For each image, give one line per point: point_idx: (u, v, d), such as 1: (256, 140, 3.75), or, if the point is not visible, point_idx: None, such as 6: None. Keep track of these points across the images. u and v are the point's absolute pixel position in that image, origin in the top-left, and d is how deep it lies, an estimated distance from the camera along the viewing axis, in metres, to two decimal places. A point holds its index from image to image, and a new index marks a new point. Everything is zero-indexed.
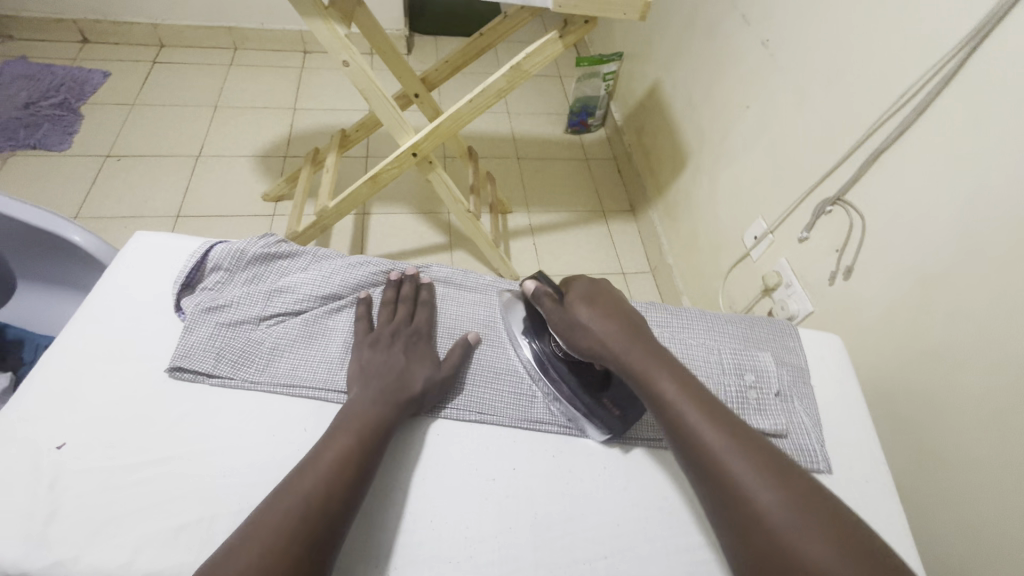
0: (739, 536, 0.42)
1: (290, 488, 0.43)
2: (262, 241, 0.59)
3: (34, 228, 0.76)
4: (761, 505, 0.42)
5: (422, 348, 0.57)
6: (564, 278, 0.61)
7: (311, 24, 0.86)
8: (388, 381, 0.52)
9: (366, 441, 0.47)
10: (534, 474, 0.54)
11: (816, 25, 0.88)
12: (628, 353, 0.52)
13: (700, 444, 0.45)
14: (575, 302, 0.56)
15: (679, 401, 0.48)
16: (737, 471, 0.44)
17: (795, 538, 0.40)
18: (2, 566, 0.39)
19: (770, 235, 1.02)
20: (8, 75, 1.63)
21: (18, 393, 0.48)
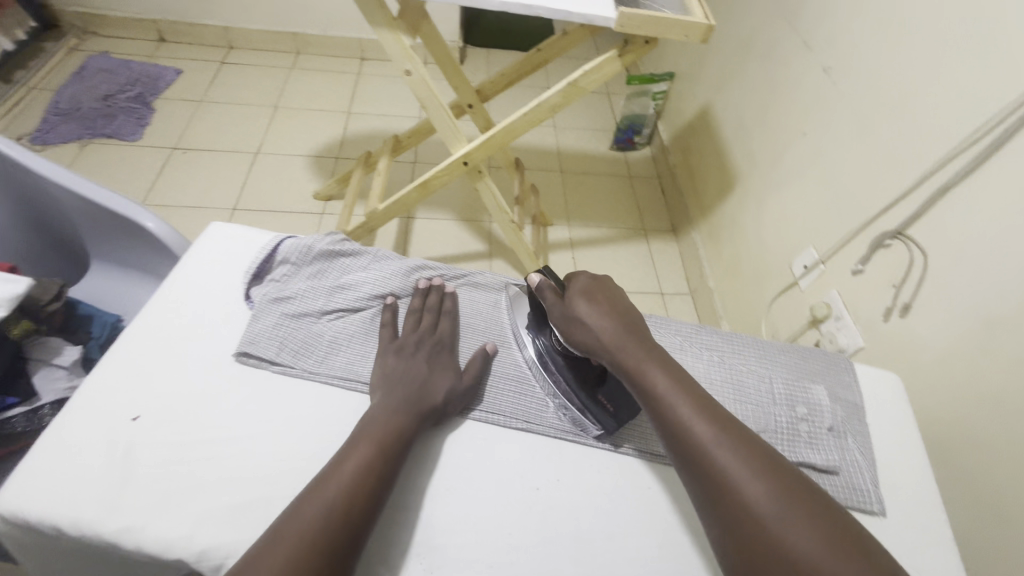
0: (728, 533, 0.40)
1: (311, 498, 0.42)
2: (329, 238, 0.62)
3: (111, 212, 0.82)
4: (753, 503, 0.40)
5: (445, 358, 0.56)
6: (566, 272, 0.59)
7: (379, 33, 0.89)
8: (409, 391, 0.51)
9: (387, 451, 0.47)
10: (579, 487, 0.54)
11: (885, 56, 0.87)
12: (622, 348, 0.50)
13: (691, 439, 0.44)
14: (575, 298, 0.54)
15: (671, 396, 0.46)
16: (729, 469, 0.42)
17: (783, 532, 0.38)
18: (78, 528, 0.41)
19: (821, 265, 0.99)
20: (91, 68, 1.75)
21: (99, 365, 0.51)
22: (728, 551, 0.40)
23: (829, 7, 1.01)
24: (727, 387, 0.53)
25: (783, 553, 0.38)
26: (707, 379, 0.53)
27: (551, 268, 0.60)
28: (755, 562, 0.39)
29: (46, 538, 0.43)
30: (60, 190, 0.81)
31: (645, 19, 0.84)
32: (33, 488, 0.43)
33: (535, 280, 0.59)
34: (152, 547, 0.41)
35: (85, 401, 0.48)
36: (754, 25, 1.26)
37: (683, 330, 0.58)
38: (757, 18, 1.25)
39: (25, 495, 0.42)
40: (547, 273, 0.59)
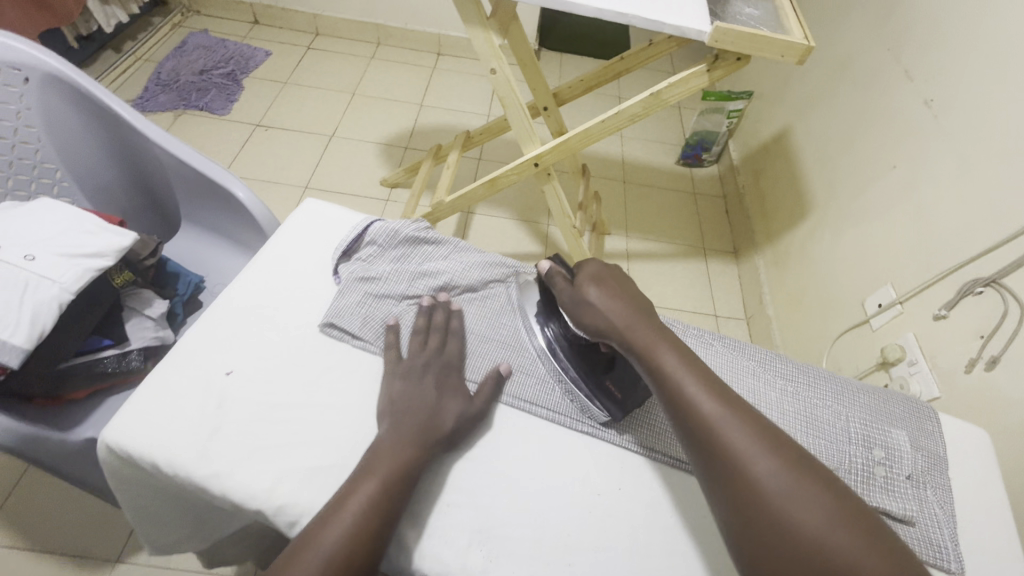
0: (731, 506, 0.40)
1: (315, 543, 0.39)
2: (415, 224, 0.64)
3: (207, 179, 0.88)
4: (761, 483, 0.39)
5: (454, 381, 0.53)
6: (577, 260, 0.58)
7: (471, 31, 0.92)
8: (420, 419, 0.48)
9: (396, 485, 0.44)
10: (642, 496, 0.51)
11: (998, 91, 0.81)
12: (632, 328, 0.49)
13: (696, 414, 0.43)
14: (585, 282, 0.53)
15: (677, 373, 0.45)
16: (739, 449, 0.41)
17: (786, 500, 0.38)
18: (173, 467, 0.45)
19: (898, 305, 0.94)
20: (191, 44, 1.88)
21: (201, 317, 0.54)
22: (732, 523, 0.40)
23: (936, 36, 0.96)
24: (799, 420, 0.50)
25: (788, 525, 0.37)
26: (778, 407, 0.51)
27: (561, 257, 0.60)
28: (759, 532, 0.38)
29: (141, 472, 0.47)
30: (164, 154, 0.87)
31: (740, 35, 0.82)
32: (136, 425, 0.46)
33: (544, 267, 0.58)
34: (236, 494, 0.44)
35: (185, 351, 0.51)
36: (850, 50, 1.21)
37: (756, 355, 0.57)
38: (853, 42, 1.20)
39: (128, 432, 0.45)
40: (557, 262, 0.58)
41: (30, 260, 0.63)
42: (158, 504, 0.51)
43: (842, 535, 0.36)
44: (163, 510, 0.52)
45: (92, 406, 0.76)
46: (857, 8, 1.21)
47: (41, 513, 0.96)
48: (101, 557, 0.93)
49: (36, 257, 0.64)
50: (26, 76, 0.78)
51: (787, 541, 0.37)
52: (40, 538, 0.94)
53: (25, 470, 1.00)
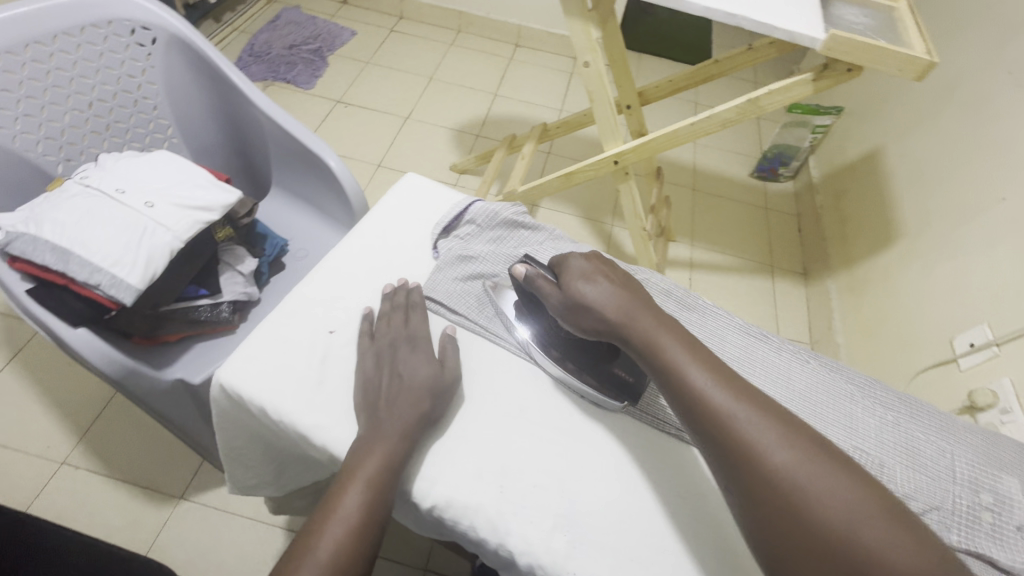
0: (749, 506, 0.37)
1: (307, 554, 0.38)
2: (513, 208, 0.61)
3: (302, 147, 0.91)
4: (781, 478, 0.36)
5: (418, 351, 0.49)
6: (556, 255, 0.52)
7: (570, 22, 0.91)
8: (418, 405, 0.46)
9: (383, 481, 0.41)
10: (685, 476, 0.48)
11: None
12: (632, 319, 0.45)
13: (705, 407, 0.40)
14: (575, 281, 0.47)
15: (684, 364, 0.42)
16: (753, 444, 0.38)
17: (813, 495, 0.35)
18: (275, 413, 0.46)
19: (993, 347, 0.88)
20: (284, 19, 1.95)
21: (309, 275, 0.56)
22: (750, 522, 0.37)
23: None
24: (898, 452, 0.48)
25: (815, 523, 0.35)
26: (877, 437, 0.49)
27: (530, 255, 0.53)
28: (781, 531, 0.35)
29: (242, 412, 0.49)
30: (264, 118, 0.91)
31: (855, 45, 0.78)
32: (248, 370, 0.48)
33: (518, 271, 0.52)
34: (336, 448, 0.45)
35: (293, 305, 0.53)
36: (962, 71, 1.13)
37: (857, 381, 0.53)
38: (967, 62, 1.12)
39: (243, 375, 0.47)
40: (530, 262, 0.52)
41: (150, 207, 0.69)
42: (248, 444, 0.54)
43: (874, 530, 0.34)
44: (251, 451, 0.55)
45: (182, 349, 0.81)
46: (977, 25, 1.12)
47: (119, 443, 1.03)
48: (169, 492, 0.99)
49: (155, 205, 0.69)
50: (154, 36, 0.84)
51: (812, 539, 0.34)
52: (119, 466, 1.01)
53: (109, 401, 1.08)
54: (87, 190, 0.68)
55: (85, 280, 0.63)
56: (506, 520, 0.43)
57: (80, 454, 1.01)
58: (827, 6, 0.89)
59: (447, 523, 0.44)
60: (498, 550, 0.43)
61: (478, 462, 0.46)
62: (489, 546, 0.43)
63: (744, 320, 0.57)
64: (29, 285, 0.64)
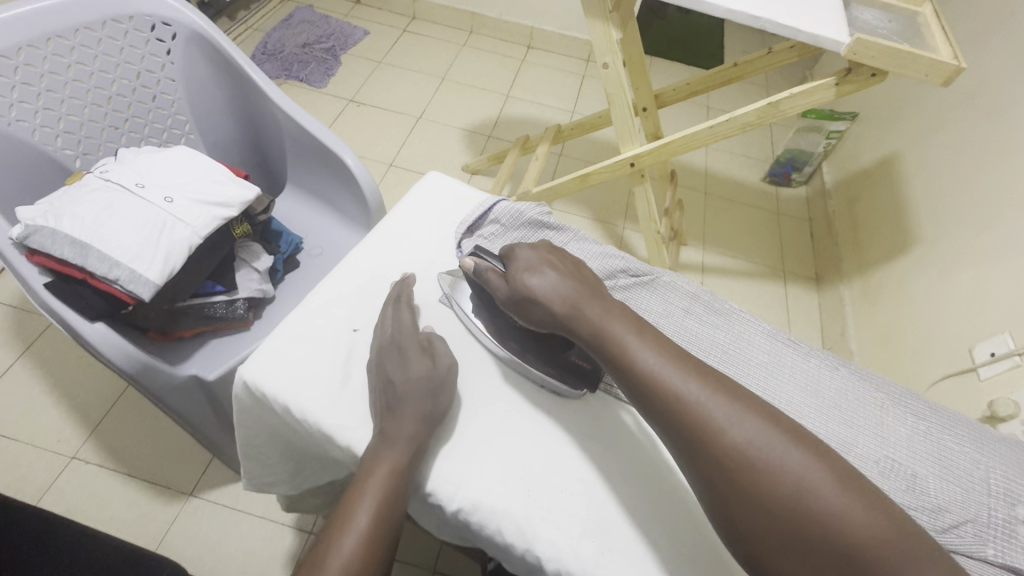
0: (710, 485, 0.37)
1: (324, 565, 0.37)
2: (538, 208, 0.60)
3: (319, 144, 0.91)
4: (743, 455, 0.36)
5: (400, 346, 0.48)
6: (503, 247, 0.51)
7: (590, 23, 0.90)
8: (421, 406, 0.44)
9: (399, 488, 0.41)
10: None
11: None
12: (580, 307, 0.45)
13: (657, 392, 0.40)
14: (522, 273, 0.47)
15: (636, 348, 0.42)
16: (710, 427, 0.38)
17: (769, 467, 0.36)
18: (298, 413, 0.45)
19: (1014, 357, 0.87)
20: (297, 18, 1.96)
21: (333, 272, 0.55)
22: (711, 499, 0.38)
23: None
24: (931, 463, 0.47)
25: (776, 497, 0.35)
26: (908, 445, 0.48)
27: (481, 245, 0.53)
28: (741, 505, 0.36)
29: (263, 410, 0.49)
30: (282, 115, 0.90)
31: (882, 50, 0.77)
32: (272, 369, 0.47)
33: (468, 264, 0.51)
34: (360, 448, 0.44)
35: (315, 304, 0.52)
36: (984, 77, 1.11)
37: (888, 389, 0.52)
38: (989, 69, 1.11)
39: (267, 373, 0.47)
40: (481, 254, 0.51)
41: (168, 202, 0.68)
42: (266, 442, 0.53)
43: (826, 494, 0.35)
44: (270, 450, 0.55)
45: (195, 346, 0.80)
46: (1001, 32, 1.11)
47: (129, 438, 1.03)
48: (177, 488, 0.99)
49: (174, 200, 0.69)
50: (174, 31, 0.84)
51: (771, 510, 0.35)
52: (129, 462, 1.01)
53: (119, 395, 1.08)
54: (107, 184, 0.68)
55: (104, 274, 0.62)
56: (533, 524, 0.42)
57: (90, 449, 1.01)
58: (849, 9, 0.88)
59: (473, 527, 0.43)
60: (525, 556, 0.42)
61: (494, 465, 0.45)
62: (515, 551, 0.42)
63: (771, 325, 0.56)
64: (47, 279, 0.63)
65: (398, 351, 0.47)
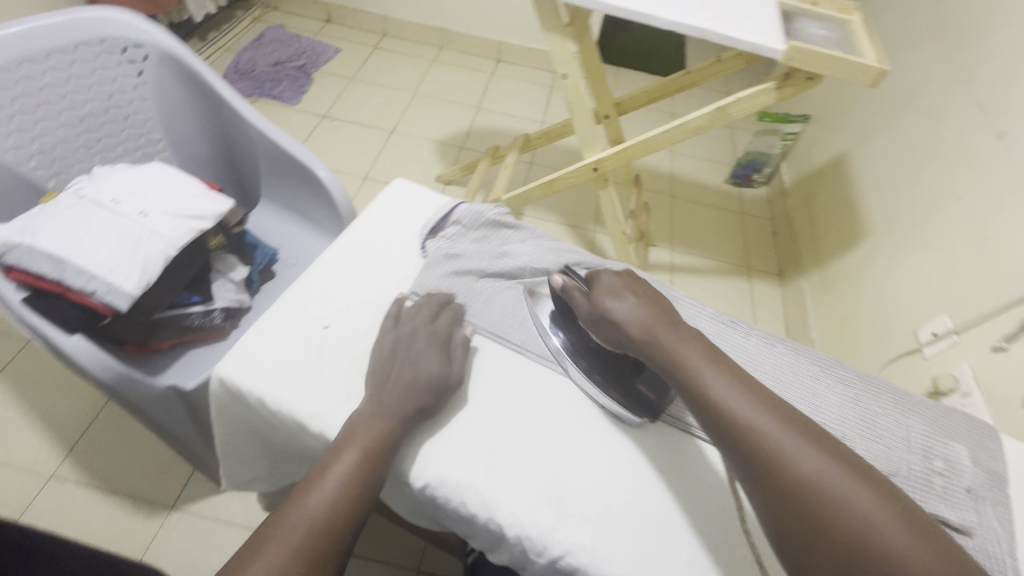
0: (776, 516, 0.37)
1: (297, 505, 0.40)
2: (496, 209, 0.65)
3: (291, 158, 0.94)
4: (812, 488, 0.36)
5: (425, 343, 0.51)
6: (592, 269, 0.54)
7: (548, 37, 0.96)
8: (410, 387, 0.48)
9: (376, 454, 0.43)
10: (661, 450, 0.51)
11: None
12: (655, 334, 0.46)
13: (727, 416, 0.40)
14: (604, 295, 0.49)
15: (708, 375, 0.42)
16: (781, 455, 0.37)
17: (840, 504, 0.35)
18: (273, 405, 0.48)
19: (953, 335, 0.93)
20: (268, 38, 1.99)
21: (304, 275, 0.58)
22: (777, 531, 0.37)
23: (1014, 69, 0.95)
24: (860, 427, 0.52)
25: (847, 535, 0.34)
26: (840, 410, 0.53)
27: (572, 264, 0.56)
28: (811, 539, 0.35)
29: (241, 406, 0.51)
30: (254, 131, 0.93)
31: (814, 55, 0.84)
32: (246, 365, 0.50)
33: (557, 281, 0.54)
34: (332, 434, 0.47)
35: (287, 304, 0.55)
36: (918, 79, 1.20)
37: (821, 361, 0.57)
38: (921, 72, 1.19)
39: (241, 369, 0.49)
40: (570, 271, 0.54)
41: (144, 216, 0.71)
42: (244, 439, 0.56)
43: (900, 537, 0.34)
44: (248, 446, 0.57)
45: (173, 356, 0.82)
46: (930, 37, 1.20)
47: (108, 455, 1.03)
48: (158, 503, 1.00)
49: (150, 215, 0.71)
50: (146, 53, 0.86)
51: (839, 546, 0.34)
52: (108, 479, 1.01)
53: (98, 413, 1.08)
54: (82, 201, 0.70)
55: (82, 287, 0.64)
56: (496, 495, 0.46)
57: (69, 468, 1.01)
58: (785, 19, 0.95)
59: (440, 501, 0.47)
60: (488, 525, 0.45)
61: (461, 448, 0.48)
62: (479, 520, 0.46)
63: (715, 308, 0.61)
64: (24, 294, 0.65)
65: (412, 342, 0.51)
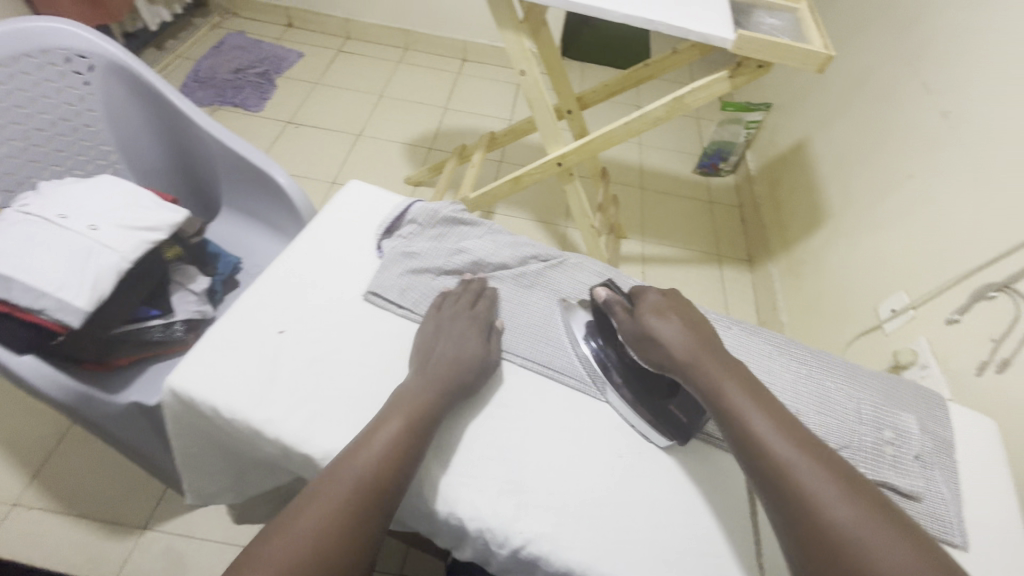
0: (804, 552, 0.39)
1: (346, 466, 0.42)
2: (452, 206, 0.65)
3: (249, 165, 0.93)
4: (843, 530, 0.38)
5: (475, 327, 0.55)
6: (636, 286, 0.56)
7: (504, 34, 0.96)
8: (456, 369, 0.51)
9: (419, 428, 0.46)
10: (619, 436, 0.53)
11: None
12: (699, 363, 0.48)
13: (764, 450, 0.42)
14: (647, 316, 0.51)
15: (748, 409, 0.45)
16: (815, 494, 0.40)
17: (868, 552, 0.37)
18: (230, 413, 0.48)
19: (910, 310, 0.96)
20: (228, 45, 1.95)
21: (258, 281, 0.58)
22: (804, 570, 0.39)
23: (956, 50, 0.98)
24: (813, 402, 0.53)
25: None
26: (794, 387, 0.54)
27: (614, 282, 0.57)
28: None
29: (198, 416, 0.51)
30: (210, 140, 0.91)
31: (763, 43, 0.86)
32: (198, 375, 0.49)
33: (600, 293, 0.56)
34: (288, 438, 0.47)
35: (243, 310, 0.54)
36: (868, 64, 1.23)
37: (774, 340, 0.59)
38: (871, 57, 1.23)
39: (194, 378, 0.49)
40: (612, 288, 0.56)
41: (94, 230, 0.69)
42: (206, 449, 0.55)
43: None
44: (210, 457, 0.56)
45: (135, 372, 0.80)
46: (877, 23, 1.24)
47: (74, 479, 1.00)
48: (130, 524, 0.97)
49: (99, 228, 0.69)
50: (91, 63, 0.84)
51: None
52: (75, 502, 0.98)
53: (63, 436, 1.05)
54: (27, 217, 0.68)
55: (29, 305, 0.62)
56: (457, 490, 0.47)
57: (34, 494, 0.98)
58: (736, 9, 0.97)
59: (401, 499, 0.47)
60: (449, 520, 0.46)
61: None
62: (439, 516, 0.47)
63: None
64: None
65: (452, 332, 0.54)
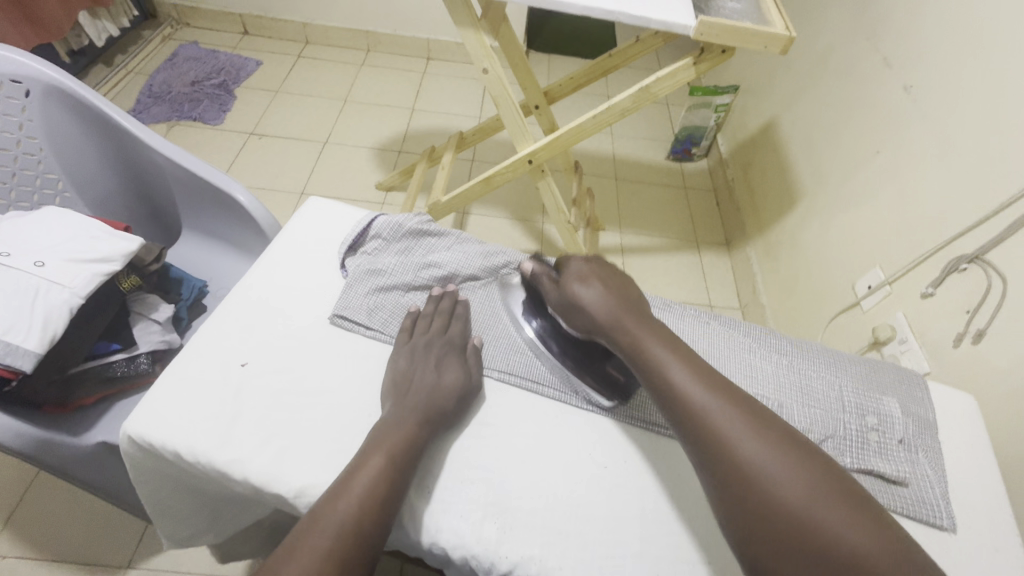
0: (722, 491, 0.40)
1: (327, 511, 0.39)
2: (417, 217, 0.64)
3: (207, 184, 0.89)
4: (752, 465, 0.40)
5: (454, 356, 0.53)
6: (563, 256, 0.58)
7: (462, 32, 0.94)
8: (434, 401, 0.49)
9: (403, 462, 0.44)
10: (603, 446, 0.52)
11: (988, 65, 0.82)
12: (620, 322, 0.50)
13: (679, 400, 0.44)
14: (573, 281, 0.53)
15: (665, 361, 0.46)
16: (727, 436, 0.41)
17: (773, 483, 0.39)
18: (193, 456, 0.45)
19: (886, 286, 0.96)
20: (181, 57, 1.88)
21: (216, 310, 0.55)
22: (722, 508, 0.40)
23: (915, 24, 0.99)
24: (795, 393, 0.53)
25: (779, 508, 0.38)
26: (776, 379, 0.53)
27: (543, 255, 0.59)
28: (748, 514, 0.39)
29: (161, 461, 0.48)
30: (163, 161, 0.87)
31: (725, 28, 0.85)
32: (156, 417, 0.47)
33: (528, 267, 0.58)
34: (257, 478, 0.45)
35: (202, 344, 0.52)
36: (830, 41, 1.23)
37: (753, 333, 0.59)
38: (832, 35, 1.23)
39: (151, 422, 0.46)
40: (540, 260, 0.58)
41: (40, 266, 0.65)
42: (175, 493, 0.53)
43: (830, 513, 0.37)
44: (181, 500, 0.54)
45: (101, 411, 0.76)
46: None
47: (49, 523, 0.96)
48: (112, 564, 0.94)
49: (46, 264, 0.65)
50: (26, 88, 0.79)
51: (775, 521, 0.38)
52: (51, 548, 0.94)
53: (33, 480, 1.00)
54: None
55: None
56: (438, 517, 0.45)
57: (7, 543, 0.93)
58: None
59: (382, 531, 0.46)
60: (432, 549, 0.45)
61: None
62: (422, 545, 0.45)
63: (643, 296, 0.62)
64: None
65: (426, 361, 0.52)
